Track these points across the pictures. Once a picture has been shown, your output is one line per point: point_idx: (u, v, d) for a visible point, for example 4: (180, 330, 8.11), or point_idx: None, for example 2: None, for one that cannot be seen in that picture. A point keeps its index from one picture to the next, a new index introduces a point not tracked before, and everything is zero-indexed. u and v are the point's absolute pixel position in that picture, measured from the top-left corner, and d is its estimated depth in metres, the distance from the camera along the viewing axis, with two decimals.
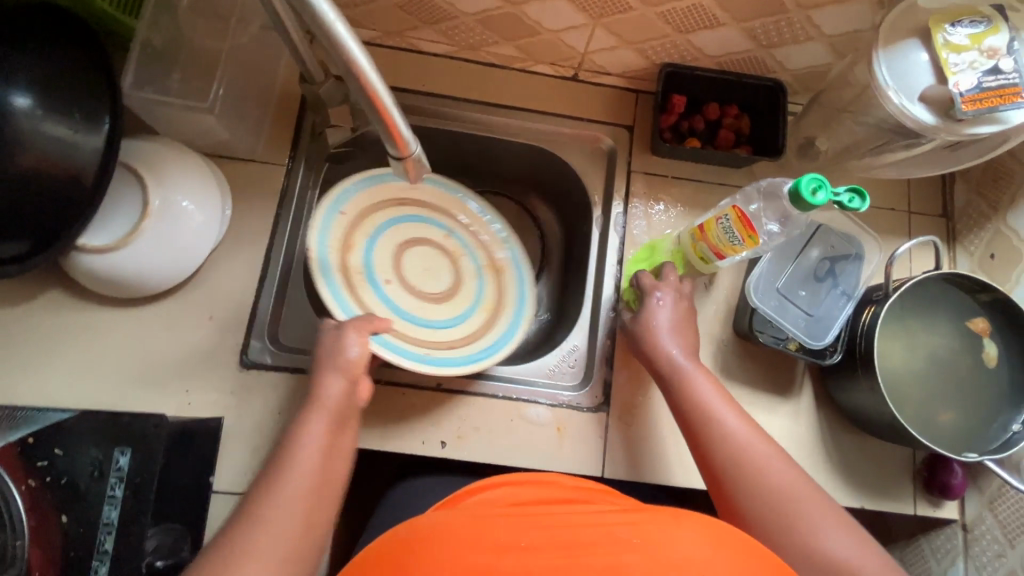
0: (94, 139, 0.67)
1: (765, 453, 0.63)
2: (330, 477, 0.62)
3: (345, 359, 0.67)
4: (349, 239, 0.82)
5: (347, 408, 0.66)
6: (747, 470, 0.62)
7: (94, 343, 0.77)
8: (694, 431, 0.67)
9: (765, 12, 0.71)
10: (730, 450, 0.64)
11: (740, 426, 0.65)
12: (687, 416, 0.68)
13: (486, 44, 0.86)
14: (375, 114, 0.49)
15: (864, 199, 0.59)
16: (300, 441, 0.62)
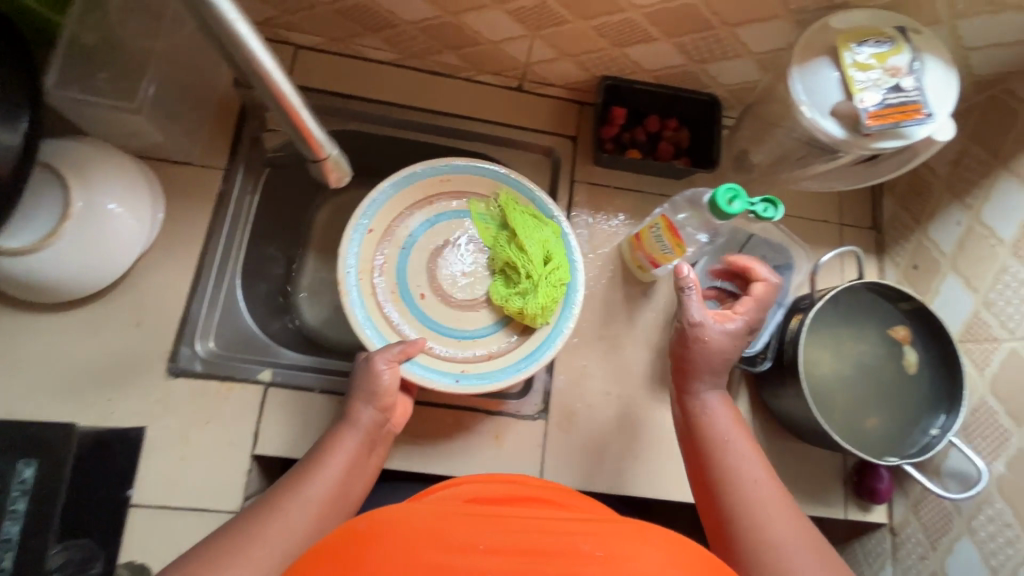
0: (14, 138, 0.65)
1: (769, 486, 0.58)
2: (349, 494, 0.64)
3: (379, 386, 0.69)
4: (378, 256, 0.81)
5: (376, 434, 0.70)
6: (747, 502, 0.57)
7: (13, 347, 0.74)
8: (702, 454, 0.63)
9: (695, 29, 0.72)
10: (733, 477, 0.59)
11: (747, 457, 0.61)
12: (697, 436, 0.65)
13: (430, 53, 0.86)
14: (287, 119, 0.48)
15: (777, 206, 0.62)
16: (328, 458, 0.65)
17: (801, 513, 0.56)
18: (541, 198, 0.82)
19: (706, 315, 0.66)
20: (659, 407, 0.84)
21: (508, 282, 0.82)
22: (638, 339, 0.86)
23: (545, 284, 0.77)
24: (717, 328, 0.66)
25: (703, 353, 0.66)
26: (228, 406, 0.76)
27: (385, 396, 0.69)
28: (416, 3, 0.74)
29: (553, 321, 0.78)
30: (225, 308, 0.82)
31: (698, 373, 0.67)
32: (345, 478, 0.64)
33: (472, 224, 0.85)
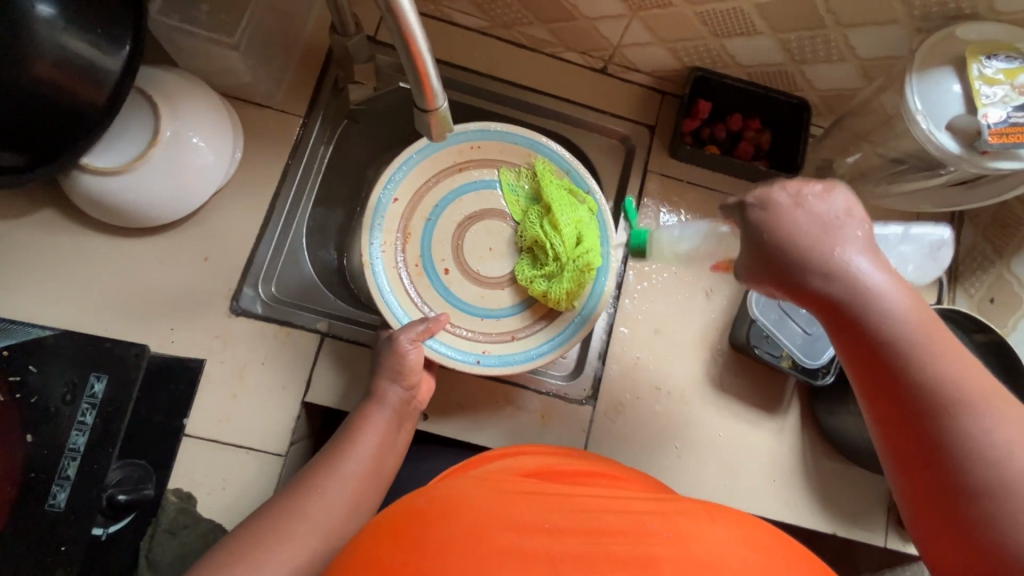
0: (113, 62, 0.66)
1: (966, 390, 0.46)
2: (382, 471, 0.65)
3: (401, 369, 0.69)
4: (405, 223, 0.81)
5: (404, 411, 0.70)
6: (946, 423, 0.46)
7: (88, 265, 0.75)
8: (878, 377, 0.48)
9: (803, 26, 0.70)
10: (919, 392, 0.46)
11: (933, 363, 0.46)
12: (866, 356, 0.48)
13: (519, 24, 0.85)
14: (408, 60, 0.47)
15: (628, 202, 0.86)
16: (358, 436, 0.65)
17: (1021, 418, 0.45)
18: (578, 169, 0.81)
19: (759, 212, 0.52)
20: (708, 408, 0.82)
21: (536, 263, 0.81)
22: (694, 338, 0.84)
23: (572, 268, 0.77)
24: (796, 221, 0.50)
25: (807, 273, 0.49)
26: (284, 352, 0.77)
27: (413, 372, 0.69)
28: None
29: (579, 305, 0.78)
30: (289, 256, 0.83)
31: (818, 290, 0.49)
32: (379, 453, 0.65)
33: (502, 195, 0.84)
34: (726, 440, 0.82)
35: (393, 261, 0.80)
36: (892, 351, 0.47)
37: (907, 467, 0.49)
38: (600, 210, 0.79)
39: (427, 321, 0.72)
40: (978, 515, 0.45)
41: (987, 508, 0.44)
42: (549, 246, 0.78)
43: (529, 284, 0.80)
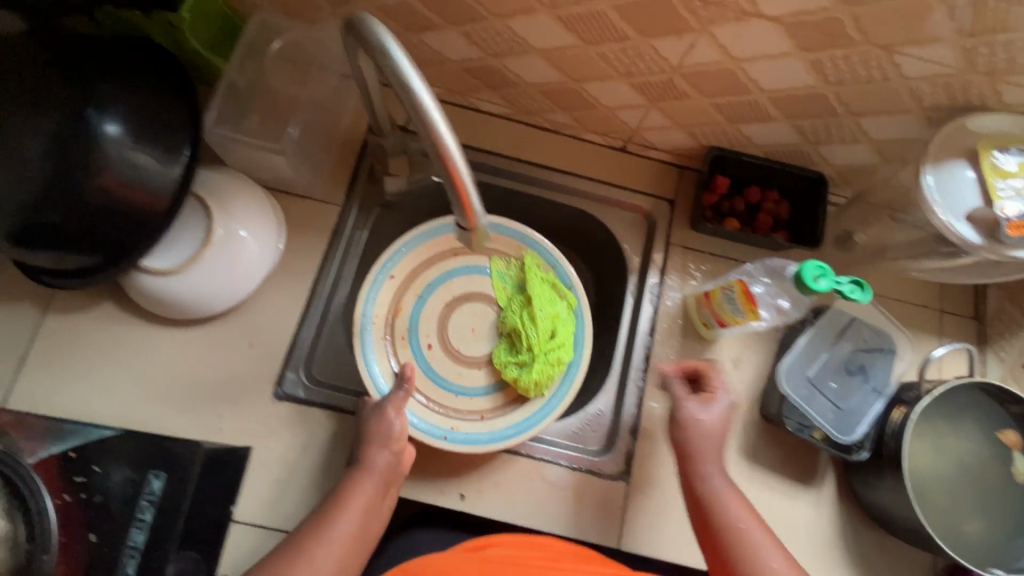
0: (171, 172, 0.72)
1: (766, 549, 0.68)
2: (366, 536, 0.70)
3: (389, 434, 0.73)
4: (396, 300, 0.86)
5: (390, 477, 0.73)
6: (743, 549, 0.68)
7: (141, 357, 0.80)
8: (702, 514, 0.71)
9: (816, 115, 0.73)
10: (738, 550, 0.68)
11: (750, 530, 0.69)
12: (703, 518, 0.71)
13: (542, 110, 0.90)
14: (449, 181, 0.51)
15: (865, 291, 0.60)
16: (345, 503, 0.69)
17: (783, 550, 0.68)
18: (563, 264, 0.86)
19: (695, 406, 0.77)
20: (743, 482, 0.83)
21: (512, 347, 0.85)
22: (725, 409, 0.85)
23: (543, 359, 0.82)
24: (710, 414, 0.76)
25: (694, 459, 0.75)
26: (326, 435, 0.80)
27: (402, 443, 0.73)
28: (543, 68, 0.78)
29: (547, 395, 0.82)
30: (326, 337, 0.88)
31: (699, 473, 0.74)
32: (365, 518, 0.69)
33: (491, 281, 0.89)
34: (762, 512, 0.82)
35: (384, 329, 0.84)
36: (722, 519, 0.70)
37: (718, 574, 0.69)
38: (578, 305, 0.85)
39: (403, 381, 0.77)
40: None
41: None
42: (525, 335, 0.83)
43: (501, 368, 0.84)
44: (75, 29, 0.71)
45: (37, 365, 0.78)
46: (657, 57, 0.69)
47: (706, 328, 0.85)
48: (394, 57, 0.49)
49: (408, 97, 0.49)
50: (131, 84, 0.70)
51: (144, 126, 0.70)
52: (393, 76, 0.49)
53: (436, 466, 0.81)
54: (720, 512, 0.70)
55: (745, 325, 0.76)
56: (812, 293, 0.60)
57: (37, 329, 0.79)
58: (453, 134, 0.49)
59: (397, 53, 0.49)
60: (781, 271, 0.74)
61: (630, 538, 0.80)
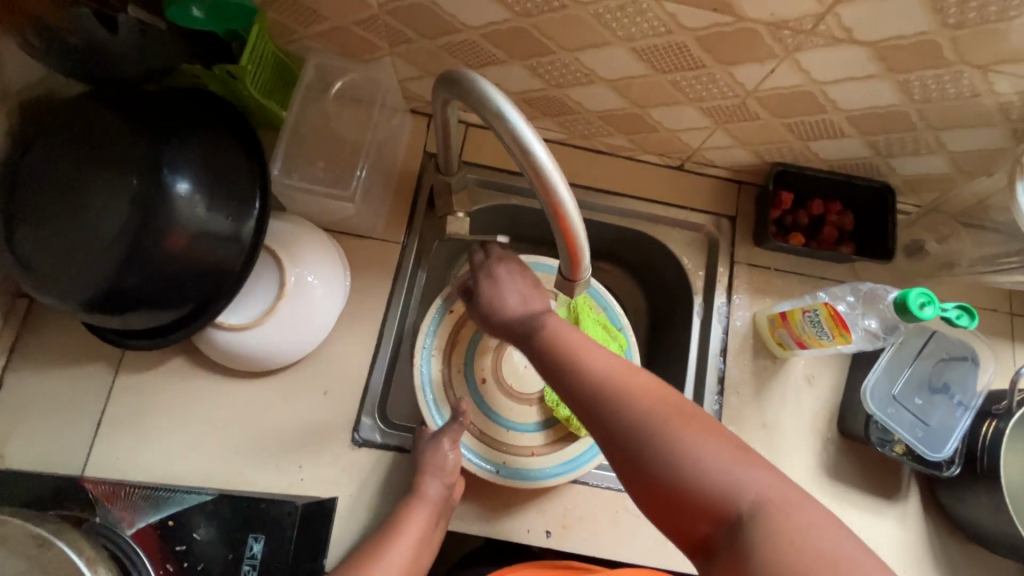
0: (247, 226, 0.71)
1: (711, 446, 0.49)
2: (419, 565, 0.71)
3: (441, 465, 0.74)
4: (455, 333, 0.85)
5: (442, 508, 0.74)
6: (701, 471, 0.48)
7: (216, 410, 0.79)
8: (592, 411, 0.53)
9: (893, 130, 0.72)
10: (619, 418, 0.52)
11: (644, 401, 0.52)
12: (557, 376, 0.57)
13: (599, 135, 0.88)
14: (564, 242, 0.52)
15: (972, 317, 0.60)
16: (400, 531, 0.71)
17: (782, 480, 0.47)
18: (615, 308, 0.85)
19: (482, 282, 0.66)
20: (827, 501, 0.81)
21: None
22: (804, 429, 0.84)
23: None
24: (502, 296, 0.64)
25: (501, 321, 0.64)
26: (407, 479, 0.79)
27: (454, 474, 0.74)
28: (609, 96, 0.77)
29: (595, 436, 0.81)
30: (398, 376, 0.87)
31: (507, 318, 0.63)
32: (417, 545, 0.71)
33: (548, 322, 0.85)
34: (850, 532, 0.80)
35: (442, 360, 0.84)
36: (605, 379, 0.54)
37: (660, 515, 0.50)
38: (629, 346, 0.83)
39: (457, 415, 0.79)
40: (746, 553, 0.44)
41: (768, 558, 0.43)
42: None
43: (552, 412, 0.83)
44: (139, 88, 0.70)
45: (115, 426, 0.77)
46: (734, 83, 0.68)
47: (781, 347, 0.84)
48: (512, 122, 0.48)
49: (528, 164, 0.49)
50: (199, 140, 0.69)
51: (215, 182, 0.69)
52: (515, 141, 0.48)
53: (520, 505, 0.80)
54: (582, 367, 0.55)
55: (828, 347, 0.76)
56: (919, 320, 0.60)
57: (110, 390, 0.78)
58: (572, 196, 0.50)
59: (517, 121, 0.48)
60: (876, 297, 0.73)
61: None
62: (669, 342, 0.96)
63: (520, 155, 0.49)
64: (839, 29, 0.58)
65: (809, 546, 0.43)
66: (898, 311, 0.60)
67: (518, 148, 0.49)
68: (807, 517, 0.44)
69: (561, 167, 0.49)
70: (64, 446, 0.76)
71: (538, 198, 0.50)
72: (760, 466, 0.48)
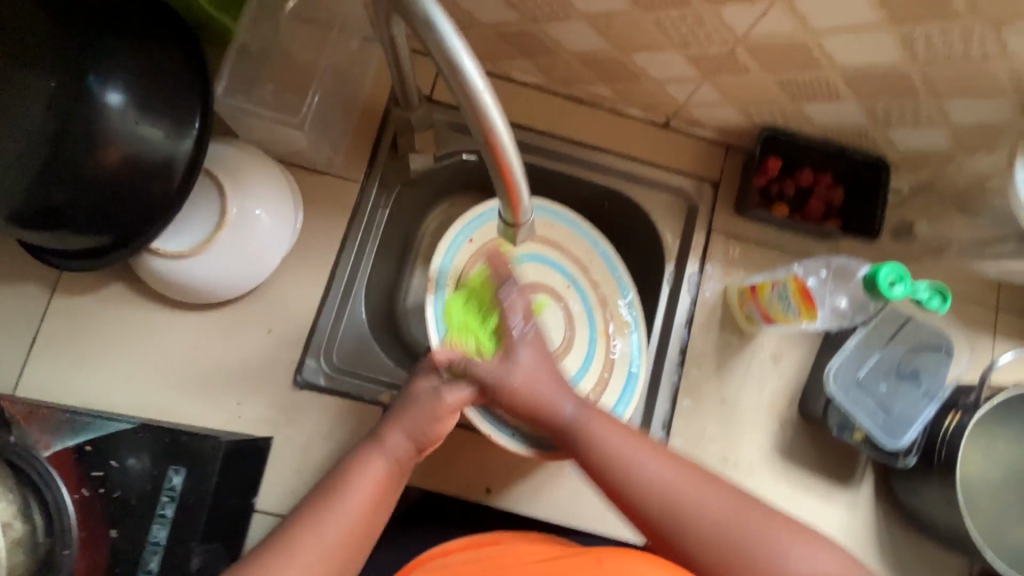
0: (184, 146, 0.66)
1: (719, 499, 0.56)
2: (368, 528, 0.58)
3: (411, 415, 0.63)
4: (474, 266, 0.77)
5: (402, 465, 0.63)
6: (704, 530, 0.55)
7: (154, 340, 0.76)
8: (616, 487, 0.59)
9: (892, 95, 0.66)
10: (698, 524, 0.55)
11: (756, 524, 0.55)
12: (615, 482, 0.59)
13: (580, 81, 0.82)
14: (499, 177, 0.47)
15: (945, 299, 0.56)
16: (347, 485, 0.59)
17: (806, 547, 0.54)
18: (623, 276, 0.82)
19: (496, 365, 0.64)
20: (778, 483, 0.79)
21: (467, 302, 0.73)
22: (764, 408, 0.81)
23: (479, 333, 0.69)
24: (519, 360, 0.65)
25: (542, 411, 0.64)
26: (348, 426, 0.77)
27: (428, 433, 0.63)
28: (589, 35, 0.70)
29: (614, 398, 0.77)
30: (349, 322, 0.83)
31: (551, 413, 0.63)
32: (369, 509, 0.59)
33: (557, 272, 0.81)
34: (797, 514, 0.79)
35: (463, 294, 0.73)
36: (618, 457, 0.59)
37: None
38: (636, 316, 0.80)
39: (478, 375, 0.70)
40: None
41: None
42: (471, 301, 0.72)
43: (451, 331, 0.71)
44: None
45: (49, 348, 0.74)
46: (721, 27, 0.62)
47: (749, 322, 0.81)
48: (440, 33, 0.41)
49: (459, 87, 0.43)
50: (133, 44, 0.63)
51: (148, 93, 0.64)
52: (445, 59, 0.42)
53: (460, 460, 0.78)
54: (645, 474, 0.58)
55: (794, 324, 0.72)
56: (888, 300, 0.56)
57: (45, 312, 0.75)
58: (508, 126, 0.44)
59: (447, 32, 0.41)
60: (848, 272, 0.69)
61: (658, 536, 0.78)
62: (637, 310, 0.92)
63: (450, 75, 0.42)
64: None
65: (797, 568, 0.53)
66: (865, 289, 0.55)
67: (448, 66, 0.42)
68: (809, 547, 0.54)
69: (495, 89, 0.43)
70: None
71: (470, 128, 0.45)
72: (820, 549, 0.54)
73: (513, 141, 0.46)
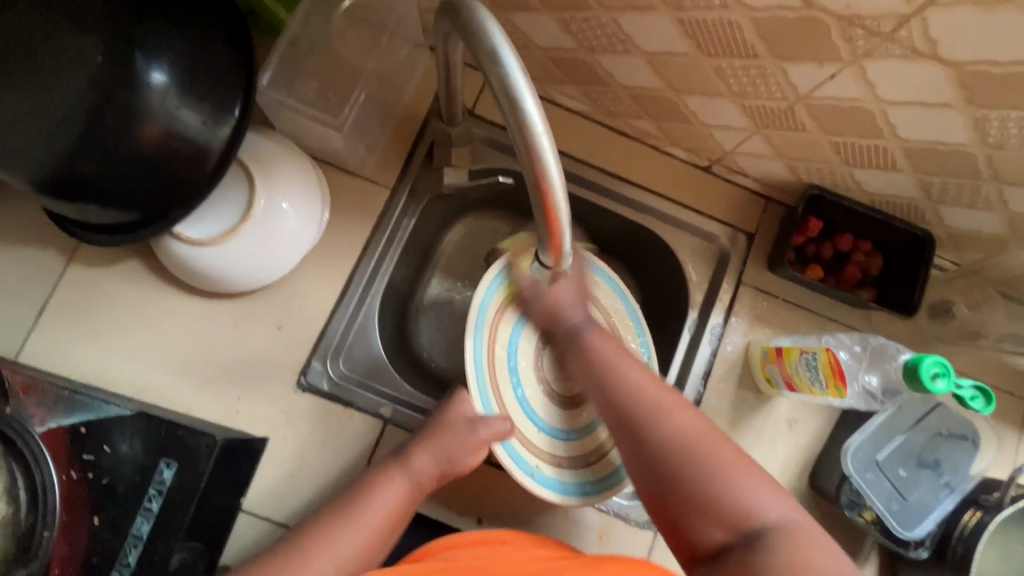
0: (220, 133, 0.66)
1: (687, 413, 0.57)
2: (378, 548, 0.63)
3: (440, 442, 0.67)
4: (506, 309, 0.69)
5: (422, 487, 0.67)
6: (668, 434, 0.56)
7: (162, 322, 0.75)
8: (600, 390, 0.61)
9: (951, 173, 0.63)
10: (659, 432, 0.56)
11: (718, 443, 0.55)
12: (594, 376, 0.63)
13: (626, 114, 0.80)
14: (544, 220, 0.45)
15: (988, 401, 0.53)
16: (366, 501, 0.64)
17: (763, 476, 0.53)
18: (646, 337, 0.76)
19: (532, 283, 0.67)
20: None
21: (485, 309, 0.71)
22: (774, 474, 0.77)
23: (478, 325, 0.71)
24: (552, 285, 0.66)
25: (557, 317, 0.67)
26: (346, 434, 0.75)
27: (454, 462, 0.67)
28: (644, 71, 0.68)
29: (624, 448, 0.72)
30: (360, 328, 0.81)
31: (559, 320, 0.67)
32: (383, 528, 0.63)
33: None
34: None
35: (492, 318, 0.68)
36: (604, 365, 0.63)
37: (648, 492, 0.56)
38: None
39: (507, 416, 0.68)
40: (699, 488, 0.53)
41: (728, 502, 0.52)
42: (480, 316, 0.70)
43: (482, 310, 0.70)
44: None
45: (58, 316, 0.73)
46: (785, 82, 0.59)
47: (769, 385, 0.78)
48: (505, 67, 0.40)
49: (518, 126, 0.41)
50: (183, 25, 0.62)
51: (192, 77, 0.63)
52: (506, 95, 0.40)
53: (455, 485, 0.76)
54: (625, 381, 0.60)
55: (817, 396, 0.70)
56: (928, 393, 0.53)
57: (59, 278, 0.74)
58: (561, 169, 0.43)
59: (511, 67, 0.40)
60: (883, 353, 0.66)
61: None
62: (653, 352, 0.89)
63: (508, 113, 0.40)
64: (922, 40, 0.48)
65: (750, 499, 0.52)
66: (906, 377, 0.53)
67: (508, 103, 0.40)
68: (756, 483, 0.53)
69: (553, 131, 0.41)
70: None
71: (522, 168, 0.43)
72: (778, 494, 0.53)
73: (564, 184, 0.44)
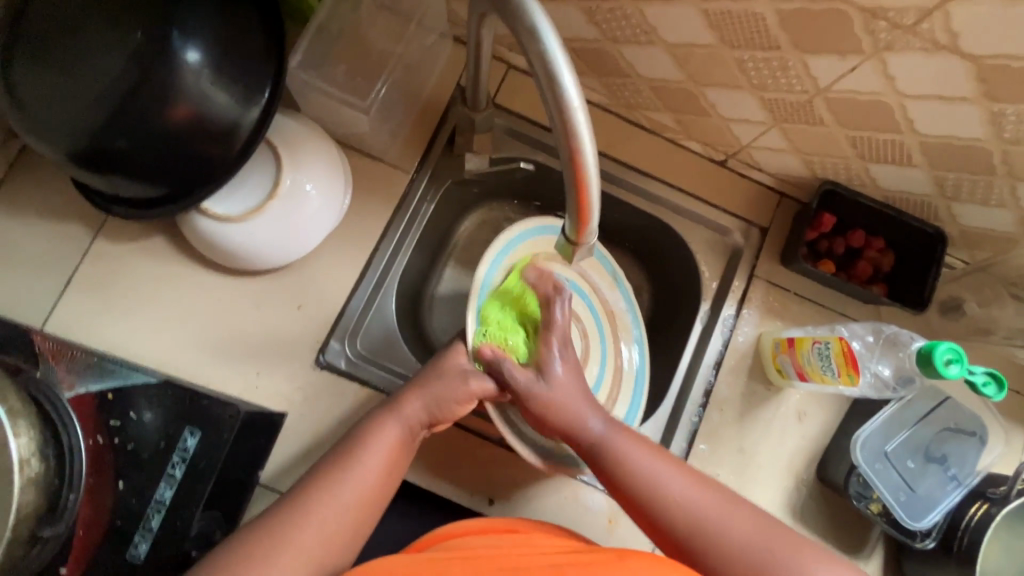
0: (251, 114, 0.67)
1: (733, 514, 0.58)
2: (375, 501, 0.60)
3: (433, 387, 0.65)
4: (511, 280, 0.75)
5: (415, 433, 0.65)
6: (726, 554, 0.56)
7: (184, 298, 0.76)
8: (645, 503, 0.59)
9: (966, 169, 0.64)
10: (720, 546, 0.56)
11: (772, 538, 0.56)
12: (634, 496, 0.60)
13: (644, 107, 0.81)
14: (574, 197, 0.46)
15: (1001, 388, 0.55)
16: (362, 447, 0.61)
17: (824, 559, 0.55)
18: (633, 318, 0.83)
19: (529, 378, 0.65)
20: None
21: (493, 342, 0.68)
22: (783, 465, 0.78)
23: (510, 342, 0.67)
24: (554, 377, 0.65)
25: (569, 426, 0.64)
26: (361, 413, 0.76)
27: (445, 410, 0.65)
28: (666, 63, 0.70)
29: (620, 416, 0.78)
30: (377, 310, 0.83)
31: (579, 427, 0.64)
32: (379, 475, 0.60)
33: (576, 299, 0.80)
34: None
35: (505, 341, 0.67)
36: (648, 478, 0.60)
37: None
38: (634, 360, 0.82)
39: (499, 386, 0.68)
40: None
41: None
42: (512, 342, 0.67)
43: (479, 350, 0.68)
44: None
45: (84, 289, 0.75)
46: (805, 75, 0.61)
47: (779, 375, 0.79)
48: (544, 44, 0.41)
49: (554, 102, 0.43)
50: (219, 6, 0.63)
51: (225, 56, 0.64)
52: (544, 71, 0.42)
53: (468, 466, 0.77)
54: (668, 493, 0.59)
55: (829, 385, 0.71)
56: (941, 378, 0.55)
57: (86, 252, 0.76)
58: (594, 145, 0.44)
59: (550, 45, 0.41)
60: (896, 341, 0.68)
61: None
62: (664, 343, 0.90)
63: (547, 89, 0.42)
64: (943, 33, 0.49)
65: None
66: (920, 363, 0.55)
67: (546, 80, 0.42)
68: (813, 558, 0.55)
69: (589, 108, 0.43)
70: (28, 295, 0.74)
71: (556, 145, 0.44)
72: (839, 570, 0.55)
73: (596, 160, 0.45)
